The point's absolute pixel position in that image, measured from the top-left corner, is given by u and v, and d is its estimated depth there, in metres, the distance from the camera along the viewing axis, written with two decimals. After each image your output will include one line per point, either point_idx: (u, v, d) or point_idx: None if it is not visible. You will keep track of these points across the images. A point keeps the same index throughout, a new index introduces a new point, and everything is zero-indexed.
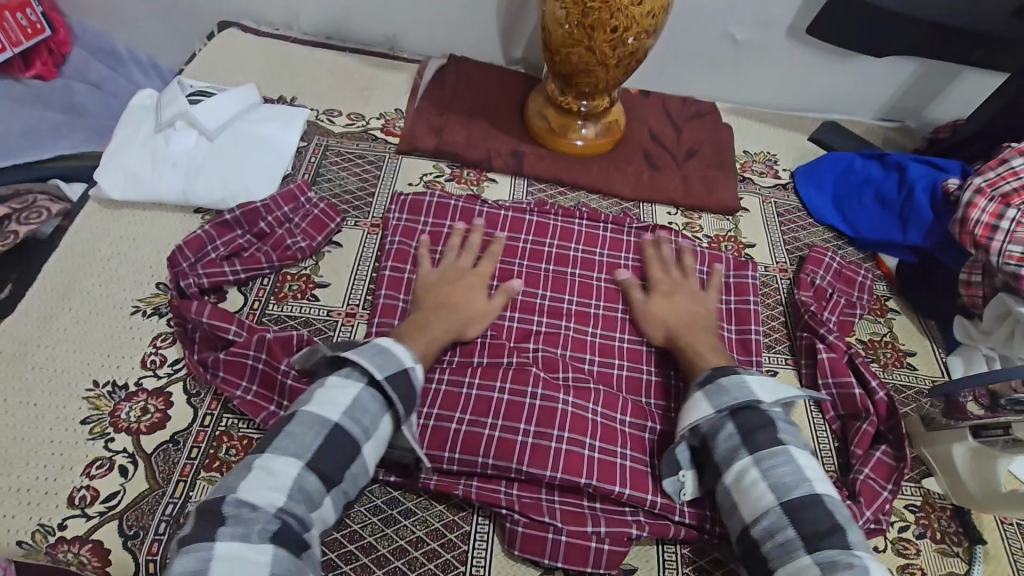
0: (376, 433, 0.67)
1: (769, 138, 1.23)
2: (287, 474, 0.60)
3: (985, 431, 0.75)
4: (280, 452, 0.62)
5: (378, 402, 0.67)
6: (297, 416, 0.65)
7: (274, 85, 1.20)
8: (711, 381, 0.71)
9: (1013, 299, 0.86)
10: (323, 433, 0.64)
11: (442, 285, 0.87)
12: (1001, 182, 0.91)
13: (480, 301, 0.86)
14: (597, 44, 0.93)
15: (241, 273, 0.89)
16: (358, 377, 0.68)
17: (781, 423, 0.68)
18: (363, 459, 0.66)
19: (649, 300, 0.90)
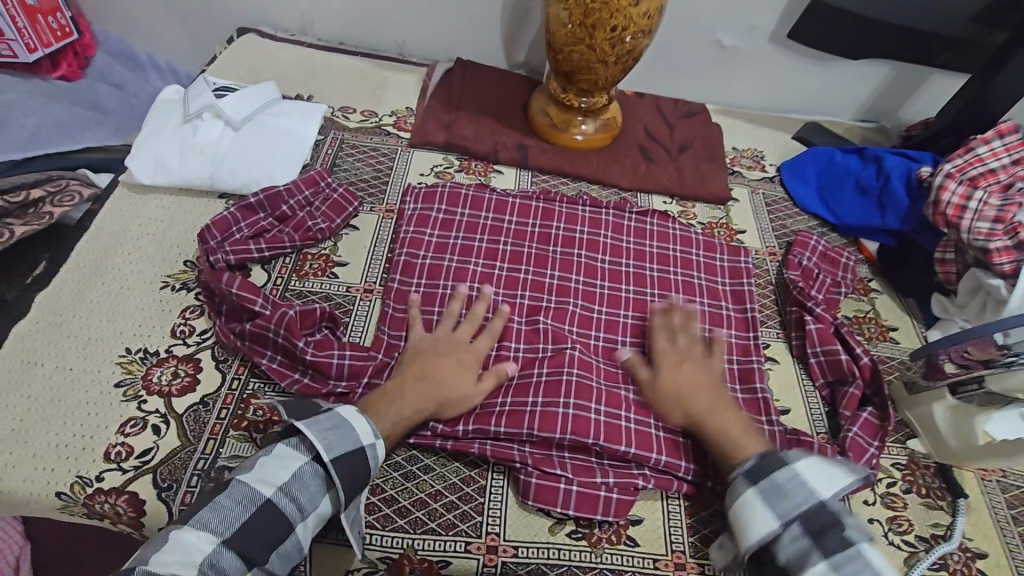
0: (313, 512, 0.67)
1: (756, 136, 1.31)
2: (199, 550, 0.61)
3: (963, 389, 0.82)
4: (201, 527, 0.62)
5: (319, 480, 0.68)
6: (229, 488, 0.66)
7: (291, 85, 1.27)
8: (762, 481, 0.68)
9: (984, 273, 0.93)
10: (251, 510, 0.64)
11: (430, 356, 0.82)
12: (968, 167, 0.99)
13: (467, 381, 0.80)
14: (597, 43, 1.01)
15: (266, 251, 0.94)
16: (305, 449, 0.69)
17: (846, 518, 0.65)
18: (295, 539, 0.65)
19: (658, 376, 0.83)
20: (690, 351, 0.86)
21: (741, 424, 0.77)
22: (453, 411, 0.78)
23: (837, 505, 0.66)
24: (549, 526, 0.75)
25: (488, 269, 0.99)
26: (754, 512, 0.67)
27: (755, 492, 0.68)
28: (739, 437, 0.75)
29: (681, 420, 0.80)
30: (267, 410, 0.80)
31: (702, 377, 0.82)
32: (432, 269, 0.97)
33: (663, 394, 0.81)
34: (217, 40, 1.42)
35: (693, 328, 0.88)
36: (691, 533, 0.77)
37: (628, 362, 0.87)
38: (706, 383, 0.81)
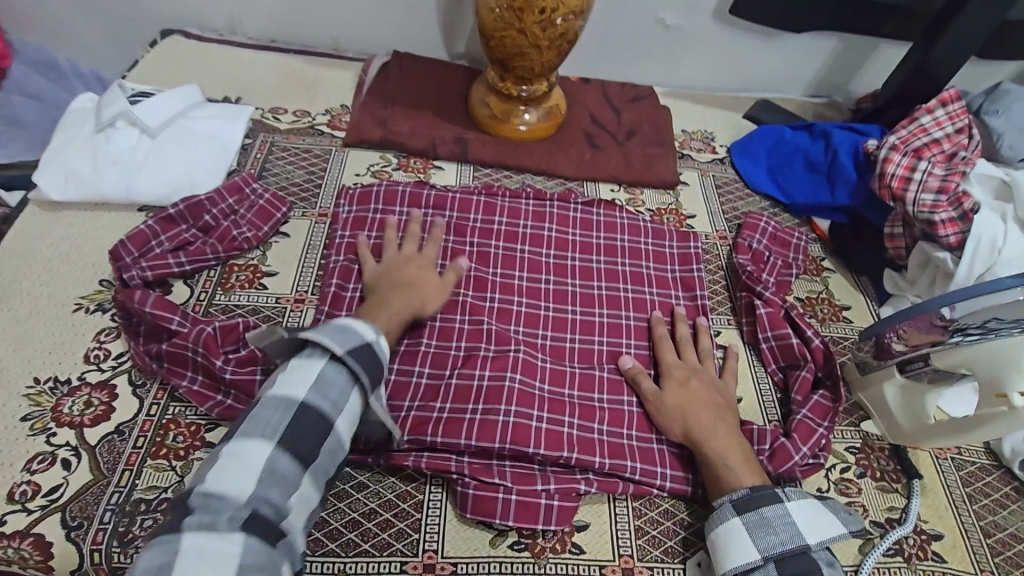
0: (346, 408, 0.65)
1: (706, 117, 1.28)
2: (255, 458, 0.58)
3: (913, 365, 0.79)
4: (247, 438, 0.59)
5: (344, 377, 0.66)
6: (262, 401, 0.63)
7: (219, 87, 1.21)
8: (750, 511, 0.67)
9: (931, 246, 0.91)
10: (291, 414, 0.62)
11: (389, 275, 0.87)
12: (912, 138, 0.97)
13: (434, 283, 0.87)
14: (527, 27, 0.98)
15: (187, 264, 0.89)
16: (320, 354, 0.66)
17: (824, 567, 0.65)
18: (336, 435, 0.64)
19: (662, 389, 0.81)
20: (698, 367, 0.85)
21: (743, 453, 0.74)
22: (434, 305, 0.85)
23: (818, 552, 0.66)
24: (490, 539, 0.72)
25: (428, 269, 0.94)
26: (733, 546, 0.66)
27: (738, 524, 0.67)
28: (740, 463, 0.73)
29: (681, 436, 0.78)
30: (188, 435, 0.75)
31: (703, 394, 0.80)
32: None
33: (666, 409, 0.79)
34: (141, 44, 1.35)
35: (701, 341, 0.88)
36: (639, 536, 0.74)
37: (631, 371, 0.84)
38: (716, 400, 0.79)
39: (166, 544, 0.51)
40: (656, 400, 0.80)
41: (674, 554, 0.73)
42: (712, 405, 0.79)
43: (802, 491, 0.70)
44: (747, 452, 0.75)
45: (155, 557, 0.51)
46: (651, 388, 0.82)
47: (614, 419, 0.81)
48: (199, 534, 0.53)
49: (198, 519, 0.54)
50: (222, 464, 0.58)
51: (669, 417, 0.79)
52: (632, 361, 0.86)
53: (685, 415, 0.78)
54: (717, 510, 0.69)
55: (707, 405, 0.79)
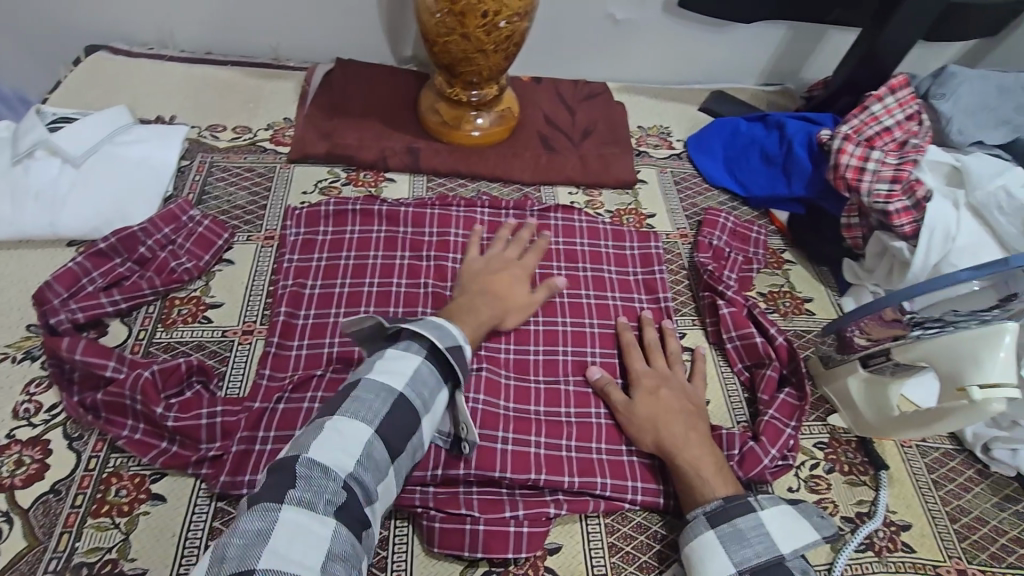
0: (433, 407, 0.66)
1: (661, 112, 1.26)
2: (358, 438, 0.58)
3: (874, 360, 0.79)
4: (351, 417, 0.59)
5: (437, 377, 0.66)
6: (361, 384, 0.63)
7: (151, 106, 1.14)
8: (724, 523, 0.66)
9: (887, 236, 0.91)
10: (391, 400, 0.62)
11: (486, 274, 0.86)
12: (864, 128, 0.97)
13: (523, 296, 0.86)
14: (471, 31, 0.94)
15: (122, 302, 0.84)
16: (418, 349, 0.67)
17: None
18: (422, 433, 0.64)
19: (631, 399, 0.79)
20: (668, 374, 0.83)
21: (716, 463, 0.73)
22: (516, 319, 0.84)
23: (793, 561, 0.65)
24: (460, 571, 0.69)
25: (384, 288, 0.90)
26: (708, 560, 0.65)
27: (712, 536, 0.66)
28: (711, 474, 0.71)
29: (652, 446, 0.76)
30: (133, 488, 0.71)
31: (674, 403, 0.78)
32: (321, 298, 0.89)
33: (636, 418, 0.78)
34: (65, 61, 1.27)
35: (669, 346, 0.86)
36: (613, 553, 0.72)
37: (599, 382, 0.82)
38: (685, 407, 0.78)
39: (268, 512, 0.51)
40: (625, 411, 0.79)
41: (649, 569, 0.72)
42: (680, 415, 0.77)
43: (775, 498, 0.69)
44: (719, 463, 0.73)
45: (256, 522, 0.51)
46: (622, 400, 0.80)
47: (582, 434, 0.79)
48: (298, 511, 0.52)
49: (301, 495, 0.53)
50: (325, 435, 0.58)
51: (639, 429, 0.77)
52: (599, 370, 0.83)
53: (656, 427, 0.76)
54: (689, 523, 0.68)
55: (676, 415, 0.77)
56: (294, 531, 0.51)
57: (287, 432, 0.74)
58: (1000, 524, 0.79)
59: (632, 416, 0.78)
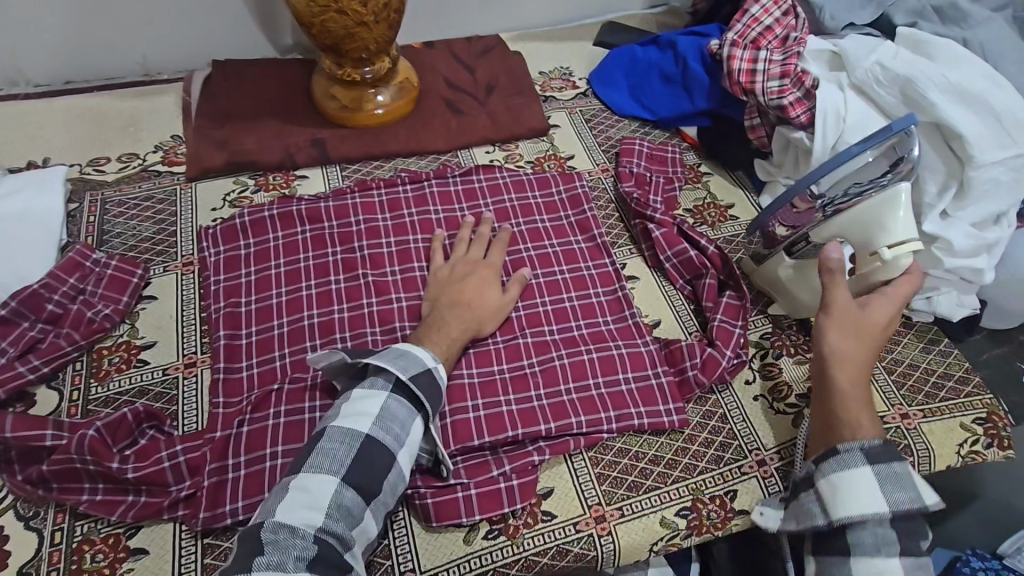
0: (408, 440, 0.67)
1: (559, 53, 1.26)
2: (326, 491, 0.60)
3: (799, 246, 0.85)
4: (315, 471, 0.61)
5: (405, 408, 0.68)
6: (326, 433, 0.64)
7: (15, 152, 1.04)
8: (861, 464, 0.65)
9: (788, 129, 0.95)
10: (358, 446, 0.64)
11: (454, 282, 0.85)
12: (748, 31, 1.00)
13: (495, 299, 0.84)
14: (346, 5, 0.91)
15: (44, 367, 0.78)
16: (382, 384, 0.68)
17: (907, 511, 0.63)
18: (399, 467, 0.66)
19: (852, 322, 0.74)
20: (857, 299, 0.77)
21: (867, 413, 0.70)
22: (493, 324, 0.83)
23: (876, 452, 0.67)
24: (463, 537, 0.71)
25: (323, 288, 0.88)
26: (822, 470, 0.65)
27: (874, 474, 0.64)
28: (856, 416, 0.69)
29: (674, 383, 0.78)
30: (110, 550, 0.68)
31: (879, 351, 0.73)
32: (260, 314, 0.85)
33: None
34: None
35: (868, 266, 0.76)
36: (601, 482, 0.76)
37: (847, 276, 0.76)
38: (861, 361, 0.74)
39: None
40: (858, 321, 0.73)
41: (638, 487, 0.76)
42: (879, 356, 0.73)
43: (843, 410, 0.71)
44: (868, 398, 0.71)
45: None
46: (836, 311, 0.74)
47: (549, 380, 0.81)
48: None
49: (268, 559, 0.55)
50: (290, 494, 0.60)
51: (837, 365, 0.72)
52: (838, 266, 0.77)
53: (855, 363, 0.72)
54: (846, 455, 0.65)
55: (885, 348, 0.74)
56: None
57: (258, 453, 0.73)
58: (929, 366, 0.88)
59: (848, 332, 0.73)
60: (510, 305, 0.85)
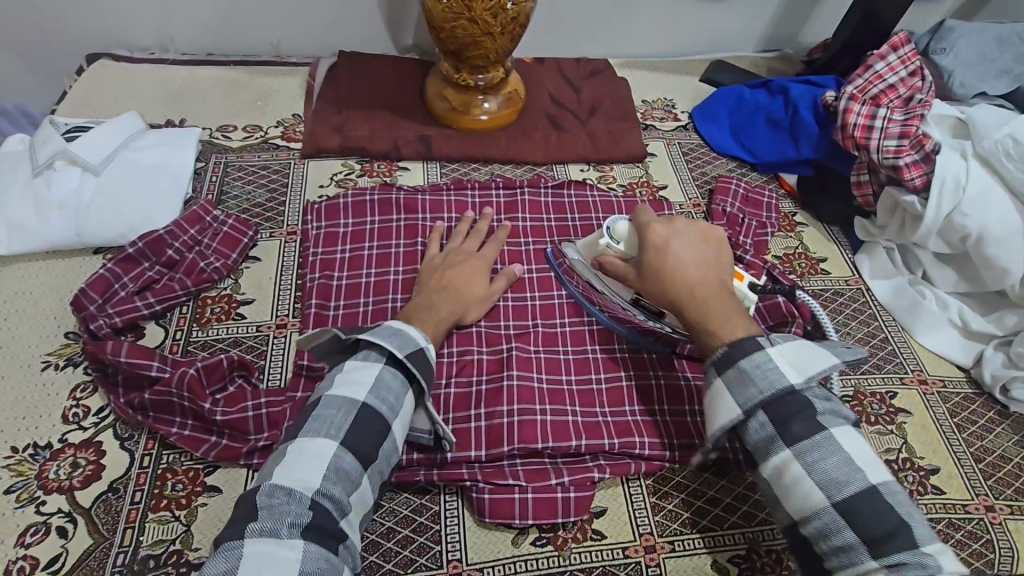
0: (402, 410, 0.67)
1: (665, 85, 1.27)
2: (321, 456, 0.60)
3: (642, 300, 0.83)
4: (312, 437, 0.62)
5: (399, 380, 0.68)
6: (324, 400, 0.65)
7: (159, 110, 1.14)
8: (730, 368, 0.66)
9: (898, 190, 0.93)
10: (353, 414, 0.64)
11: (446, 268, 0.87)
12: (869, 87, 1.00)
13: (482, 286, 0.86)
14: (477, 14, 0.97)
15: (156, 305, 0.85)
16: (377, 356, 0.69)
17: (816, 401, 0.64)
18: (394, 437, 0.66)
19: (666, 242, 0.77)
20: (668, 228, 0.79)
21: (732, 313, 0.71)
22: (477, 309, 0.85)
23: (810, 390, 0.64)
24: (512, 538, 0.72)
25: (409, 275, 0.92)
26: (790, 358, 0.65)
27: (803, 343, 0.66)
28: (720, 322, 0.70)
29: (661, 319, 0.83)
30: (188, 482, 0.73)
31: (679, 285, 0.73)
32: (349, 289, 0.90)
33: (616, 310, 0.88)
34: (68, 72, 1.27)
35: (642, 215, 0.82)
36: (656, 512, 0.75)
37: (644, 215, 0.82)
38: (698, 274, 0.74)
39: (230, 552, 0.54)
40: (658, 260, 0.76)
41: (692, 525, 0.74)
42: (726, 274, 0.77)
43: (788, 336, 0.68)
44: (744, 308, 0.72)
45: (220, 563, 0.53)
46: (662, 221, 0.80)
47: (614, 399, 0.82)
48: (261, 540, 0.54)
49: (262, 525, 0.56)
50: (287, 459, 0.60)
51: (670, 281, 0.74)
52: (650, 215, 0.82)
53: (696, 289, 0.73)
54: (768, 336, 0.67)
55: (725, 270, 0.77)
56: (257, 557, 0.53)
57: None
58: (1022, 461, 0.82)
59: (680, 256, 0.76)
60: (495, 295, 0.88)
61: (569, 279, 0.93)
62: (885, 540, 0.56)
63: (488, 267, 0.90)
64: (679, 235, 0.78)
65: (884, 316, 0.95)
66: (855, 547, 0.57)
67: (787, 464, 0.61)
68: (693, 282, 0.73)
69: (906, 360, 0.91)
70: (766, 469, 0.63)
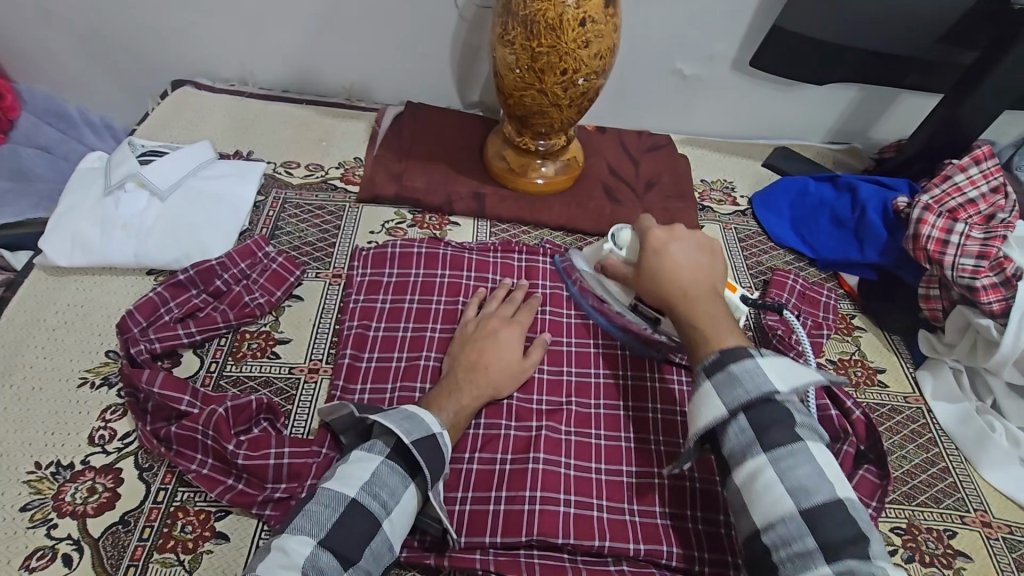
0: (397, 507, 0.65)
1: (725, 166, 1.26)
2: (299, 553, 0.58)
3: (639, 306, 0.85)
4: (296, 533, 0.60)
5: (398, 474, 0.66)
6: (315, 495, 0.63)
7: (230, 140, 1.19)
8: (718, 372, 0.64)
9: (972, 311, 0.88)
10: (341, 510, 0.62)
11: (477, 339, 0.85)
12: (947, 198, 0.96)
13: (514, 362, 0.83)
14: (547, 87, 0.98)
15: (197, 334, 0.86)
16: (380, 449, 0.67)
17: (797, 415, 0.62)
18: (384, 535, 0.63)
19: (660, 250, 0.79)
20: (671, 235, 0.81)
21: (720, 320, 0.70)
22: (508, 387, 0.82)
23: (790, 399, 0.62)
24: None
25: (446, 334, 0.90)
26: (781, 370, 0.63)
27: (792, 361, 0.65)
28: (705, 321, 0.70)
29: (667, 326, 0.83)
30: (197, 525, 0.71)
31: (674, 285, 0.74)
32: (385, 342, 0.89)
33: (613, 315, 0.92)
34: (153, 94, 1.34)
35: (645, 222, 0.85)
36: None
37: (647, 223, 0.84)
38: (696, 271, 0.75)
39: None
40: (651, 261, 0.78)
41: None
42: (720, 283, 0.76)
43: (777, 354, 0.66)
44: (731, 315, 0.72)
45: None
46: (662, 230, 0.82)
47: (644, 497, 0.77)
48: None
49: None
50: (270, 554, 0.58)
51: (665, 283, 0.75)
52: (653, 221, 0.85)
53: (683, 286, 0.74)
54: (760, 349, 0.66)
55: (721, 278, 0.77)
56: None
57: None
58: None
59: (677, 256, 0.77)
60: (530, 369, 0.85)
61: (578, 288, 0.96)
62: (843, 545, 0.54)
63: (524, 338, 0.88)
64: (681, 241, 0.79)
65: (946, 444, 0.88)
66: (812, 552, 0.54)
67: (774, 524, 0.57)
68: (687, 285, 0.74)
69: (969, 497, 0.83)
70: (699, 427, 0.63)
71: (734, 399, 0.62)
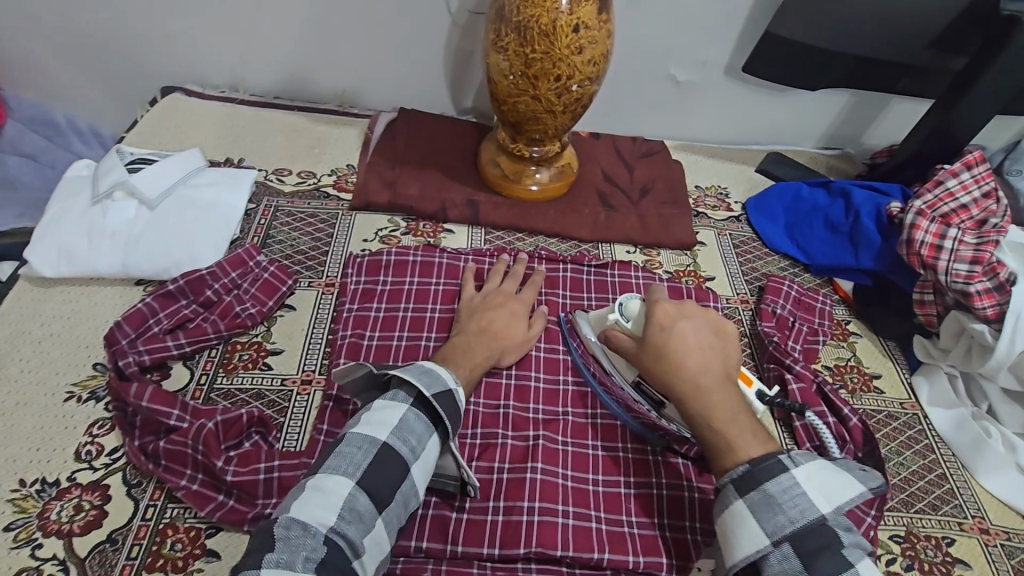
0: (424, 453, 0.65)
1: (719, 172, 1.26)
2: (337, 492, 0.59)
3: (643, 384, 0.80)
4: (331, 474, 0.60)
5: (423, 422, 0.66)
6: (346, 437, 0.63)
7: (221, 148, 1.18)
8: (753, 491, 0.62)
9: (967, 317, 0.88)
10: (375, 452, 0.62)
11: (485, 309, 0.87)
12: (939, 204, 0.96)
13: (521, 332, 0.86)
14: (541, 93, 0.97)
15: (186, 346, 0.84)
16: (404, 396, 0.67)
17: (842, 534, 0.59)
18: (413, 479, 0.64)
19: (670, 331, 0.74)
20: (680, 310, 0.76)
21: (743, 426, 0.67)
22: (513, 356, 0.85)
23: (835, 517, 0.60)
24: None
25: (441, 342, 0.89)
26: (820, 484, 0.61)
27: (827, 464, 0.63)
28: (726, 427, 0.67)
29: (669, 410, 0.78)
30: (188, 543, 0.69)
31: (687, 377, 0.70)
32: (379, 350, 0.88)
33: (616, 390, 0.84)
34: (142, 101, 1.33)
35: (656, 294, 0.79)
36: None
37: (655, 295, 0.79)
38: (710, 363, 0.71)
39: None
40: (661, 344, 0.73)
41: None
42: (733, 368, 0.73)
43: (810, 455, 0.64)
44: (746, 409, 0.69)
45: None
46: (672, 306, 0.77)
47: (642, 508, 0.76)
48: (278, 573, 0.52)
49: (278, 556, 0.53)
50: (306, 494, 0.58)
51: (676, 374, 0.71)
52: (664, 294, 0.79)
53: (698, 379, 0.70)
54: (792, 453, 0.64)
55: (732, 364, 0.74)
56: None
57: None
58: None
59: (689, 341, 0.73)
60: (533, 340, 0.88)
61: (579, 352, 0.89)
62: None
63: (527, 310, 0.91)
64: (691, 322, 0.75)
65: (943, 450, 0.88)
66: None
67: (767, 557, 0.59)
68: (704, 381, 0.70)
69: (966, 503, 0.82)
70: (739, 558, 0.61)
71: (776, 526, 0.60)
